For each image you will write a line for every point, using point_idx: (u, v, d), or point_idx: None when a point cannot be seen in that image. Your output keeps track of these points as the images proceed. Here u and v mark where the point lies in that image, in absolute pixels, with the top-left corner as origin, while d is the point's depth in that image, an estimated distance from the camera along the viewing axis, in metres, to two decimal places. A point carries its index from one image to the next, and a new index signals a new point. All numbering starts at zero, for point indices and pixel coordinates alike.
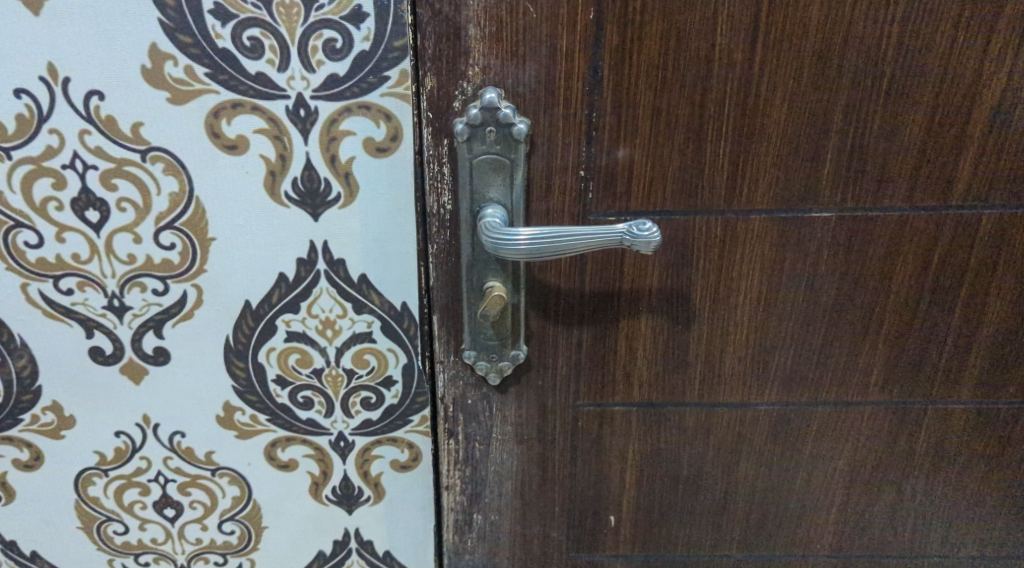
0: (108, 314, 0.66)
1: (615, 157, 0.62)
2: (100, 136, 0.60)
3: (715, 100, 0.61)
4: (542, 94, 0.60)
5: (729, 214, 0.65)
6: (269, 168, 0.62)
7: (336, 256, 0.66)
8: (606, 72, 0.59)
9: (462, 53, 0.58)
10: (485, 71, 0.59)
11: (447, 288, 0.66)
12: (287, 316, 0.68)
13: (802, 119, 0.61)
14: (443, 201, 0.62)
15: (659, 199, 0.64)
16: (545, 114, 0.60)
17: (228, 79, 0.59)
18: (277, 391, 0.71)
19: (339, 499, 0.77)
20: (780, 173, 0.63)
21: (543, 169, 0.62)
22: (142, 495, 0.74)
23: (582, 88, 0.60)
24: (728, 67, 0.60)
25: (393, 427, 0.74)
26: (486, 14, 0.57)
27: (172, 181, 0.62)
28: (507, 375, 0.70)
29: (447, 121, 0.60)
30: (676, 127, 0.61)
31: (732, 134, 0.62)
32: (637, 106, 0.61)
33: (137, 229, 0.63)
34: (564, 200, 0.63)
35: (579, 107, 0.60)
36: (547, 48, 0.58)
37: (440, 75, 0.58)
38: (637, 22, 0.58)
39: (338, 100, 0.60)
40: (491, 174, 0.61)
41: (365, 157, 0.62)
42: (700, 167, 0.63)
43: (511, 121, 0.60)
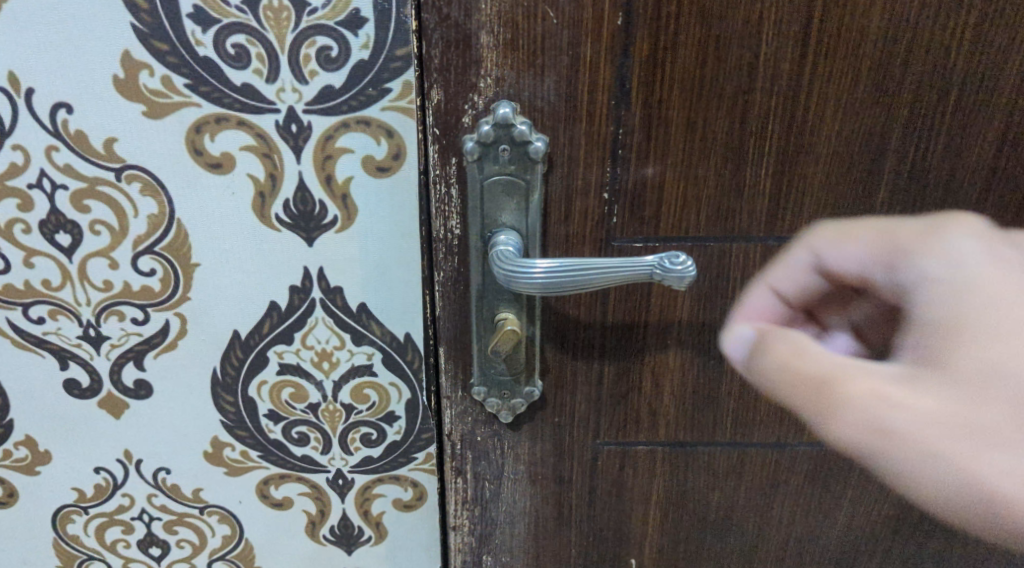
0: (83, 345, 0.60)
1: (642, 179, 0.54)
2: (69, 153, 0.54)
3: (759, 115, 0.52)
4: (562, 109, 0.51)
5: (770, 241, 0.55)
6: (258, 189, 0.56)
7: (333, 284, 0.59)
8: (634, 83, 0.51)
9: (472, 63, 0.50)
10: (499, 82, 0.51)
11: (455, 319, 0.58)
12: (279, 347, 0.62)
13: (860, 136, 0.52)
14: (452, 225, 0.54)
15: (691, 225, 0.55)
16: (565, 130, 0.52)
17: (210, 91, 0.52)
18: (269, 427, 0.65)
19: (337, 538, 0.71)
20: (828, 197, 0.54)
21: (563, 191, 0.54)
22: (126, 533, 0.69)
23: (606, 102, 0.51)
24: (774, 77, 0.51)
25: (396, 465, 0.68)
26: (500, 18, 0.49)
27: (150, 202, 0.56)
28: (520, 412, 0.62)
29: (456, 138, 0.52)
30: (713, 145, 0.52)
31: (776, 151, 0.53)
32: (669, 122, 0.52)
33: (113, 254, 0.57)
34: (586, 225, 0.55)
35: (603, 124, 0.52)
36: (568, 57, 0.50)
37: (449, 87, 0.51)
38: (670, 25, 0.49)
39: (334, 114, 0.53)
40: (504, 197, 0.53)
41: (364, 177, 0.55)
42: (740, 191, 0.54)
43: (527, 140, 0.51)
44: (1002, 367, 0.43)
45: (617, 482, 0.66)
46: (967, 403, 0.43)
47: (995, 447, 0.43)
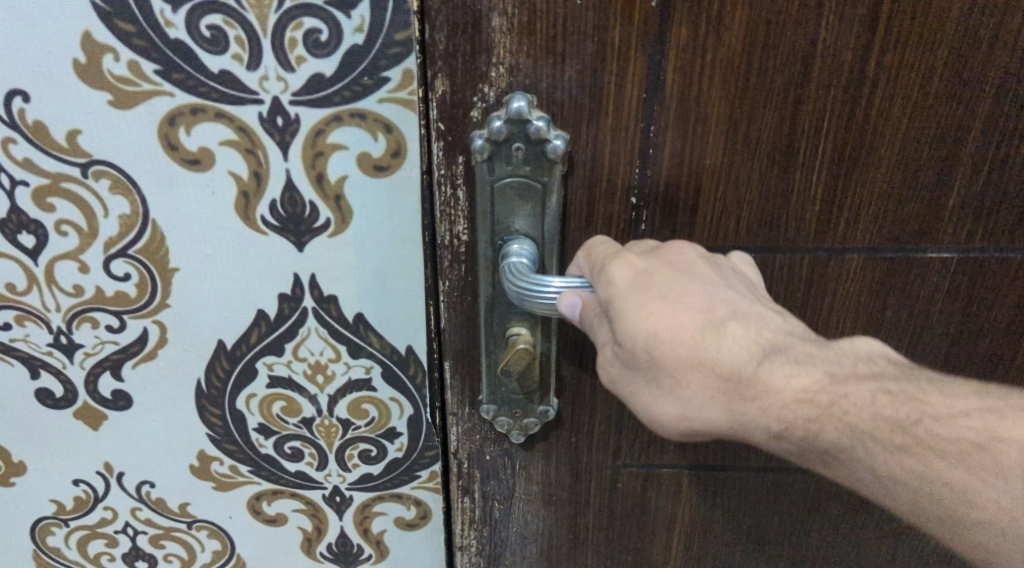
0: (55, 353, 0.55)
1: (673, 182, 0.45)
2: (28, 146, 0.48)
3: (815, 112, 0.43)
4: (586, 104, 0.43)
5: (820, 252, 0.48)
6: (241, 188, 0.49)
7: (326, 293, 0.53)
8: (670, 77, 0.42)
9: (481, 49, 0.42)
10: (513, 71, 0.42)
11: (462, 332, 0.50)
12: (269, 358, 0.56)
13: (934, 135, 0.44)
14: (458, 231, 0.47)
15: (728, 233, 0.47)
16: (588, 128, 0.43)
17: (184, 78, 0.46)
18: (260, 441, 0.60)
19: (336, 555, 0.66)
20: (891, 205, 0.46)
21: (585, 196, 0.46)
22: (110, 546, 0.65)
23: (637, 97, 0.43)
24: (835, 71, 0.42)
25: (398, 483, 0.62)
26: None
27: (122, 200, 0.50)
28: (534, 431, 0.54)
29: (465, 133, 0.44)
30: (759, 145, 0.44)
31: (832, 152, 0.45)
32: (708, 120, 0.43)
33: (82, 257, 0.51)
34: (610, 231, 0.47)
35: (632, 119, 0.43)
36: (593, 43, 0.41)
37: (455, 76, 0.42)
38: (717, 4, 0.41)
39: (325, 106, 0.47)
40: (518, 203, 0.45)
41: (359, 176, 0.49)
42: (788, 196, 0.46)
43: (545, 138, 0.43)
44: (753, 340, 0.40)
45: (640, 504, 0.59)
46: (754, 375, 0.40)
47: (770, 404, 0.40)
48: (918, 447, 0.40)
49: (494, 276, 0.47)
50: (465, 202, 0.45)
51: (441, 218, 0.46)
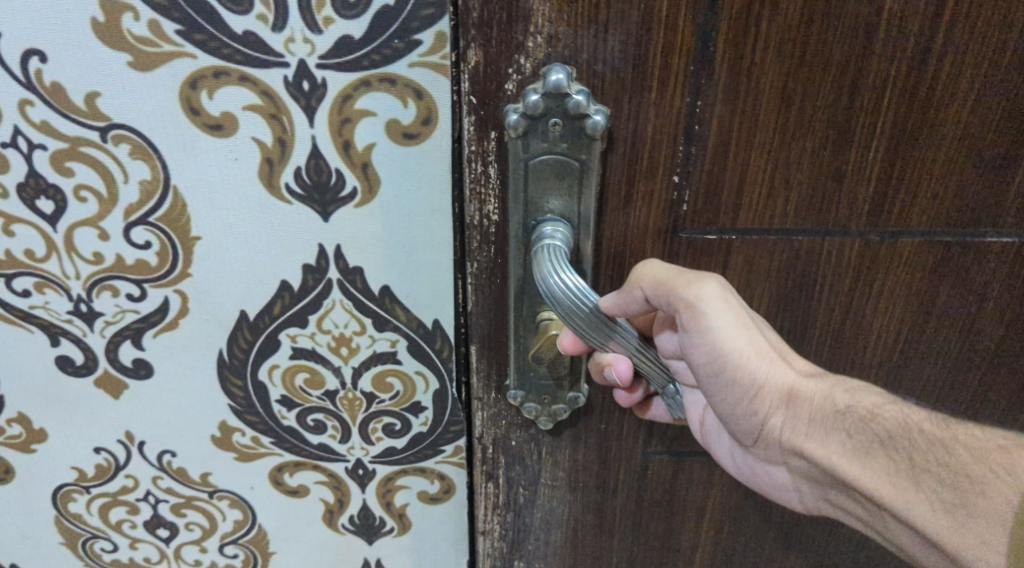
0: (75, 321, 0.54)
1: (718, 159, 0.43)
2: (46, 108, 0.46)
3: (876, 82, 0.41)
4: (629, 77, 0.41)
5: (872, 236, 0.45)
6: (264, 155, 0.47)
7: (352, 264, 0.52)
8: (721, 46, 0.40)
9: (518, 17, 0.40)
10: (552, 42, 0.41)
11: (489, 314, 0.49)
12: (293, 330, 0.55)
13: (998, 112, 0.42)
14: (489, 212, 0.45)
15: (773, 215, 0.44)
16: (631, 102, 0.42)
17: (207, 40, 0.44)
18: (283, 413, 0.59)
19: (357, 528, 0.65)
20: (952, 185, 0.43)
21: (624, 175, 0.44)
22: (131, 513, 0.64)
23: (684, 68, 0.41)
24: (900, 40, 0.40)
25: (421, 457, 0.61)
26: None
27: (142, 166, 0.48)
28: (562, 419, 0.52)
29: (496, 106, 0.42)
30: (814, 120, 0.42)
31: (891, 128, 0.42)
32: (759, 92, 0.41)
33: (102, 224, 0.50)
34: (649, 213, 0.45)
35: (679, 92, 0.41)
36: (639, 11, 0.40)
37: (489, 45, 0.41)
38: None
39: (353, 70, 0.45)
40: (553, 182, 0.43)
41: (388, 144, 0.47)
42: (840, 176, 0.43)
43: (584, 113, 0.41)
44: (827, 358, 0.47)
45: (669, 493, 0.57)
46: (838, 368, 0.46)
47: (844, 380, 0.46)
48: (952, 440, 0.42)
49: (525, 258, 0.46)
50: (495, 180, 0.44)
51: (471, 196, 0.45)
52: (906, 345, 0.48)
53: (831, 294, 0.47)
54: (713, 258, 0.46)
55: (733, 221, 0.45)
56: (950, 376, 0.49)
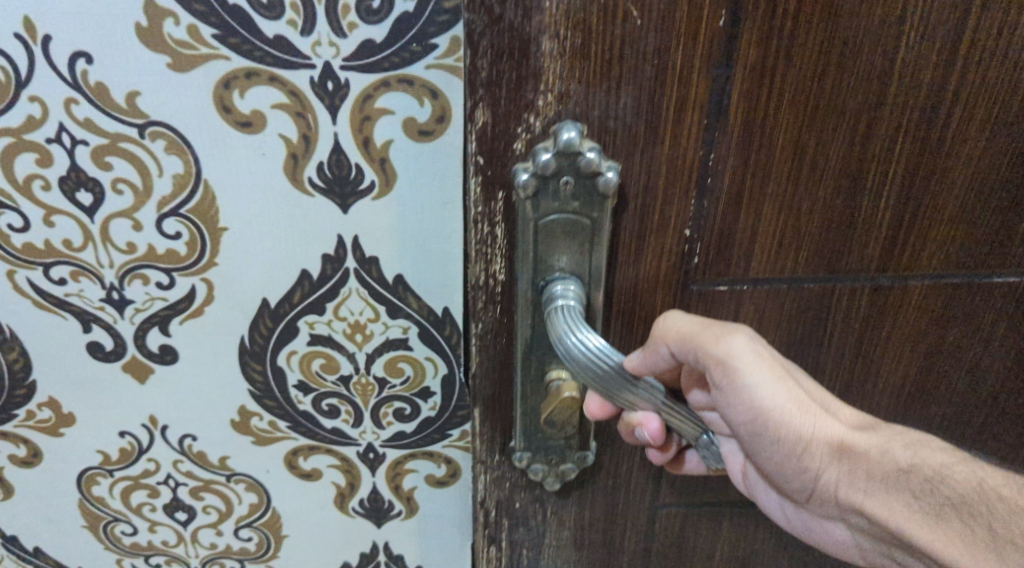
0: (107, 308, 0.57)
1: (730, 211, 0.46)
2: (89, 107, 0.50)
3: (887, 133, 0.44)
4: (641, 131, 0.43)
5: (882, 281, 0.48)
6: (290, 150, 0.51)
7: (368, 254, 0.55)
8: (735, 99, 0.43)
9: (528, 75, 0.42)
10: (562, 98, 0.43)
11: (495, 373, 0.51)
12: (311, 317, 0.58)
13: (997, 159, 0.45)
14: (495, 271, 0.47)
15: (785, 264, 0.47)
16: (642, 156, 0.44)
17: (240, 42, 0.48)
18: (299, 398, 0.62)
19: (367, 511, 0.69)
20: (957, 228, 0.47)
21: (635, 231, 0.46)
22: (152, 497, 0.67)
23: (697, 123, 0.43)
24: (909, 94, 0.43)
25: (429, 441, 0.65)
26: (568, 19, 0.41)
27: (176, 161, 0.52)
28: (569, 479, 0.54)
29: (502, 165, 0.44)
30: (826, 171, 0.45)
31: (900, 177, 0.45)
32: (773, 145, 0.44)
33: (136, 215, 0.54)
34: (660, 266, 0.47)
35: (693, 146, 0.44)
36: (653, 67, 0.42)
37: (498, 105, 0.43)
38: (787, 26, 0.41)
39: (375, 71, 0.49)
40: (564, 240, 0.45)
41: (404, 140, 0.51)
42: (852, 222, 0.46)
43: (597, 171, 0.43)
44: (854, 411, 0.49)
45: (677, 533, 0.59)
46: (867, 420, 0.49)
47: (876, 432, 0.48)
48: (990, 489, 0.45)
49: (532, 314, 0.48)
50: (502, 240, 0.46)
51: (477, 258, 0.47)
52: (915, 379, 0.52)
53: (841, 335, 0.50)
54: (724, 307, 0.49)
55: (745, 270, 0.48)
56: (958, 405, 0.53)
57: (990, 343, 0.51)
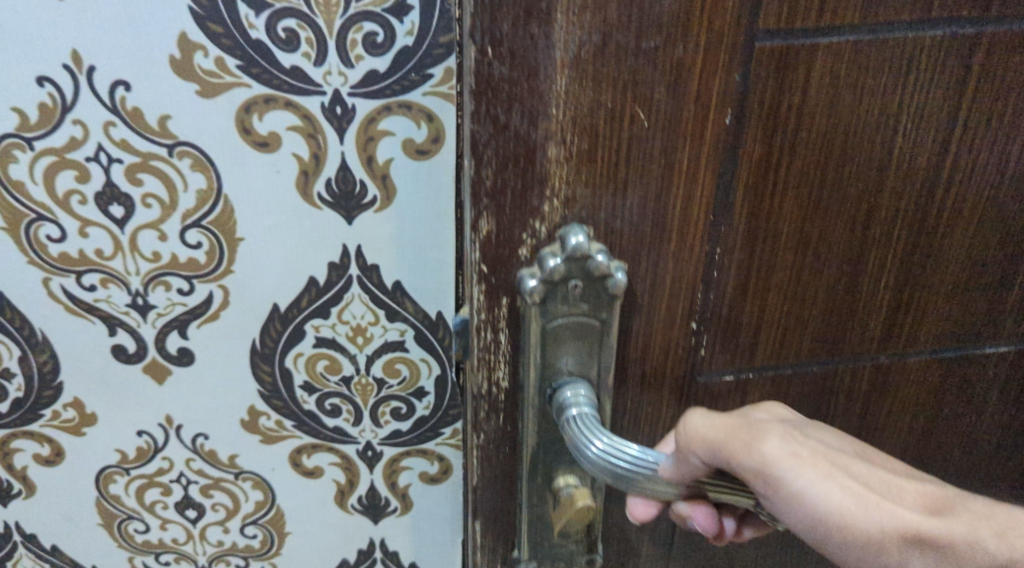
0: (132, 312, 0.63)
1: (737, 302, 0.49)
2: (125, 129, 0.56)
3: (885, 217, 0.48)
4: (647, 232, 0.46)
5: (881, 357, 0.53)
6: (302, 168, 0.58)
7: (370, 262, 0.62)
8: (740, 195, 0.46)
9: (534, 181, 0.44)
10: (566, 203, 0.45)
11: (500, 479, 0.53)
12: (317, 321, 0.64)
13: (984, 237, 0.50)
14: (498, 378, 0.50)
15: (791, 351, 0.52)
16: (650, 256, 0.47)
17: (260, 72, 0.55)
18: (304, 398, 0.68)
19: (365, 508, 0.74)
20: (949, 301, 0.52)
21: (642, 330, 0.49)
22: (164, 495, 0.72)
23: (704, 220, 0.46)
24: (904, 184, 0.47)
25: (423, 439, 0.70)
26: (572, 125, 0.43)
27: (200, 177, 0.58)
28: None
29: (507, 274, 0.46)
30: (829, 256, 0.49)
31: (897, 260, 0.50)
32: (779, 238, 0.48)
33: (162, 226, 0.60)
34: (668, 360, 0.51)
35: (698, 243, 0.47)
36: (659, 168, 0.45)
37: (501, 215, 0.45)
38: (790, 127, 0.45)
39: (378, 98, 0.56)
40: (573, 341, 0.48)
41: (404, 159, 0.58)
42: (853, 303, 0.51)
43: (607, 274, 0.46)
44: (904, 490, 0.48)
45: None
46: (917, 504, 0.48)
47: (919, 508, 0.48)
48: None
49: (539, 419, 0.50)
50: (505, 346, 0.48)
51: (481, 365, 0.49)
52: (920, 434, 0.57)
53: (847, 403, 0.55)
54: (731, 392, 0.52)
55: (752, 358, 0.51)
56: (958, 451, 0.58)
57: (975, 407, 0.57)
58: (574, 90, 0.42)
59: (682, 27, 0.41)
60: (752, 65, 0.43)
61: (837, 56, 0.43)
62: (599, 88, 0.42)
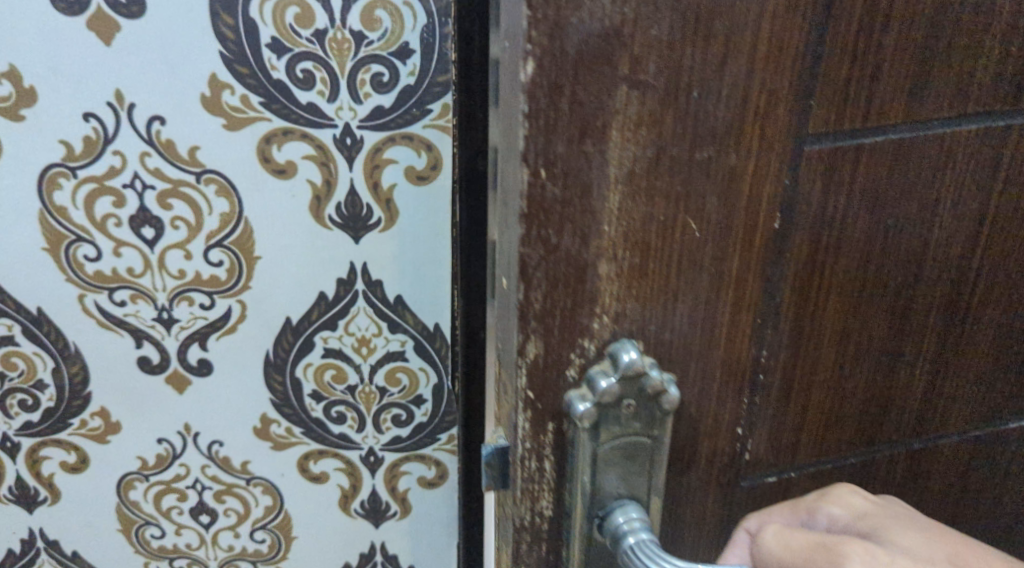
0: (157, 326, 0.70)
1: (781, 405, 0.50)
2: (159, 158, 0.64)
3: (924, 311, 0.50)
4: (697, 342, 0.47)
5: (917, 444, 0.55)
6: (315, 193, 0.65)
7: (374, 278, 0.69)
8: (787, 299, 0.47)
9: (585, 301, 0.44)
10: (615, 318, 0.45)
11: None
12: (325, 333, 0.71)
13: (1010, 322, 0.53)
14: (541, 507, 0.48)
15: (831, 450, 0.53)
16: (697, 365, 0.47)
17: (280, 107, 0.63)
18: (312, 405, 0.74)
19: (367, 512, 0.79)
20: (980, 383, 0.54)
21: (688, 441, 0.49)
22: (180, 500, 0.78)
23: (752, 324, 0.47)
24: (941, 277, 0.49)
25: (422, 445, 0.76)
26: (624, 240, 0.44)
27: (223, 202, 0.65)
28: None
29: (555, 398, 0.46)
30: (871, 350, 0.50)
31: (934, 350, 0.52)
32: (823, 336, 0.49)
33: (188, 246, 0.67)
34: (712, 469, 0.50)
35: (748, 348, 0.48)
36: (707, 278, 0.45)
37: (550, 337, 0.45)
38: (837, 227, 0.46)
39: (384, 130, 0.63)
40: (624, 462, 0.47)
41: (406, 184, 0.65)
42: (891, 393, 0.52)
43: (661, 390, 0.46)
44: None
45: None
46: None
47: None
48: None
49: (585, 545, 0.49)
50: (551, 472, 0.48)
51: (523, 496, 0.48)
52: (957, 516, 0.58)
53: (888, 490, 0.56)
54: (773, 496, 0.53)
55: (794, 458, 0.52)
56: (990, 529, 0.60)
57: (1001, 495, 0.59)
58: (623, 208, 0.43)
59: (735, 138, 0.43)
60: (800, 170, 0.45)
61: (879, 159, 0.46)
62: (654, 201, 0.43)
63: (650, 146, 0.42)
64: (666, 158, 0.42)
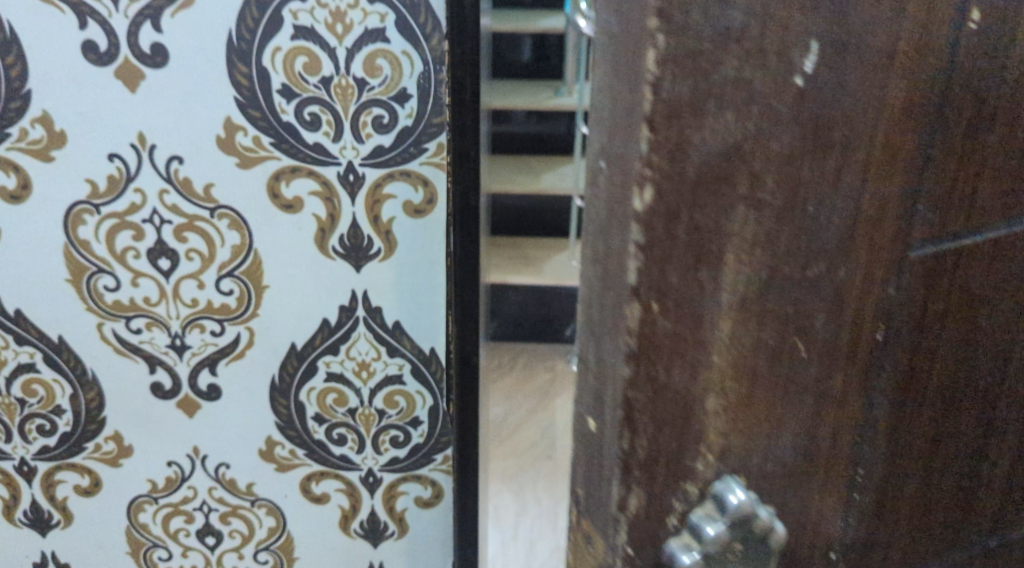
0: (170, 352, 0.74)
1: (873, 519, 0.50)
2: (176, 195, 0.69)
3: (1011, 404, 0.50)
4: (798, 466, 0.46)
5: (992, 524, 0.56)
6: (320, 226, 0.71)
7: (374, 304, 0.74)
8: (886, 412, 0.47)
9: (690, 441, 0.44)
10: (719, 457, 0.45)
11: None
12: (328, 357, 0.76)
13: None
14: None
15: (919, 544, 0.53)
16: (795, 493, 0.47)
17: (289, 147, 0.68)
18: (315, 428, 0.78)
19: (366, 532, 0.83)
20: None
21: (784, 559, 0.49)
22: (187, 522, 0.82)
23: (851, 441, 0.47)
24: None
25: (418, 465, 0.80)
26: (730, 372, 0.43)
27: (235, 235, 0.71)
28: None
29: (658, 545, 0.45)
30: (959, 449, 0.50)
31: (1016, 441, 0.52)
32: (915, 440, 0.49)
33: (201, 276, 0.72)
34: None
35: (845, 465, 0.48)
36: (813, 396, 0.45)
37: (655, 481, 0.44)
38: (935, 337, 0.46)
39: (384, 167, 0.69)
40: None
41: (404, 216, 0.71)
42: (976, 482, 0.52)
43: (767, 529, 0.46)
44: None
45: None
46: None
47: None
48: None
49: None
50: None
51: None
52: None
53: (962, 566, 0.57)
54: None
55: (884, 557, 0.52)
56: None
57: None
58: (734, 332, 0.42)
59: (845, 253, 0.42)
60: (907, 274, 0.44)
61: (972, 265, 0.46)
62: (764, 324, 0.42)
63: (760, 275, 0.41)
64: (776, 278, 0.41)
